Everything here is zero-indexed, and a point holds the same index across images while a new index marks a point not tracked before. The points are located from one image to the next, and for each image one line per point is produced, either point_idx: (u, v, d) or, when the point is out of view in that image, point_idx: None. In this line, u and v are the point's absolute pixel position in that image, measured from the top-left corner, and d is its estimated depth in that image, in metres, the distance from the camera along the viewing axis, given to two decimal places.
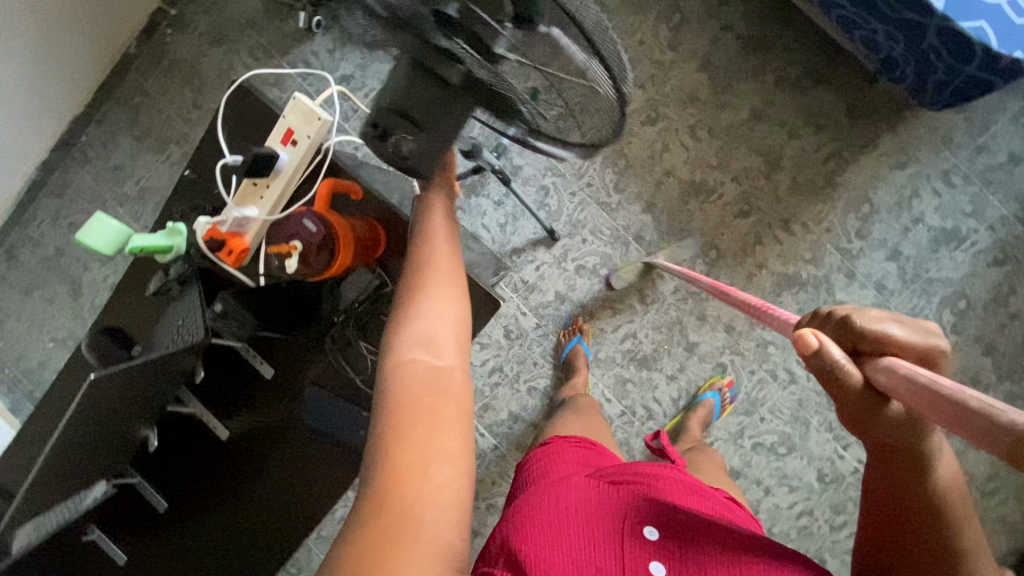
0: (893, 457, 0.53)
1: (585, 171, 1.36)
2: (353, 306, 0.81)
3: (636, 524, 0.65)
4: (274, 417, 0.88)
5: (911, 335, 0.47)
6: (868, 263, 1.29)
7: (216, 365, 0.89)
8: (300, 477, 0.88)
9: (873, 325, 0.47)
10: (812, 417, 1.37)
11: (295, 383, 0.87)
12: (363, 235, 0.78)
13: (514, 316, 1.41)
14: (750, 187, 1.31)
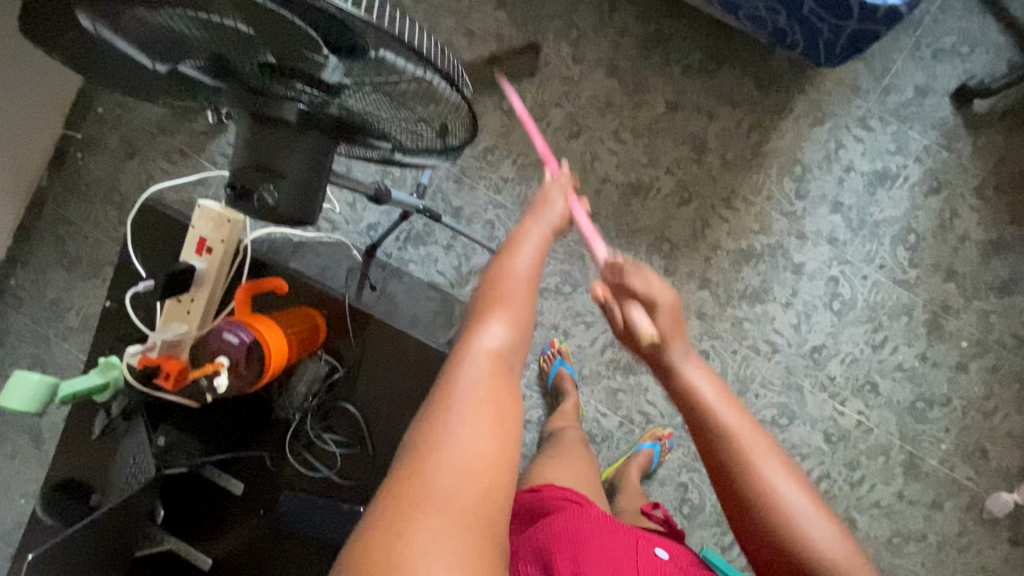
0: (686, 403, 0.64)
1: (524, 197, 1.36)
2: (306, 402, 0.79)
3: (649, 548, 0.65)
4: (252, 533, 0.83)
5: (647, 288, 0.65)
6: (815, 220, 1.32)
7: (183, 491, 0.85)
8: None
9: (621, 272, 0.66)
10: (804, 380, 1.35)
11: (265, 490, 0.83)
12: (297, 330, 0.76)
13: None
14: (685, 175, 1.32)
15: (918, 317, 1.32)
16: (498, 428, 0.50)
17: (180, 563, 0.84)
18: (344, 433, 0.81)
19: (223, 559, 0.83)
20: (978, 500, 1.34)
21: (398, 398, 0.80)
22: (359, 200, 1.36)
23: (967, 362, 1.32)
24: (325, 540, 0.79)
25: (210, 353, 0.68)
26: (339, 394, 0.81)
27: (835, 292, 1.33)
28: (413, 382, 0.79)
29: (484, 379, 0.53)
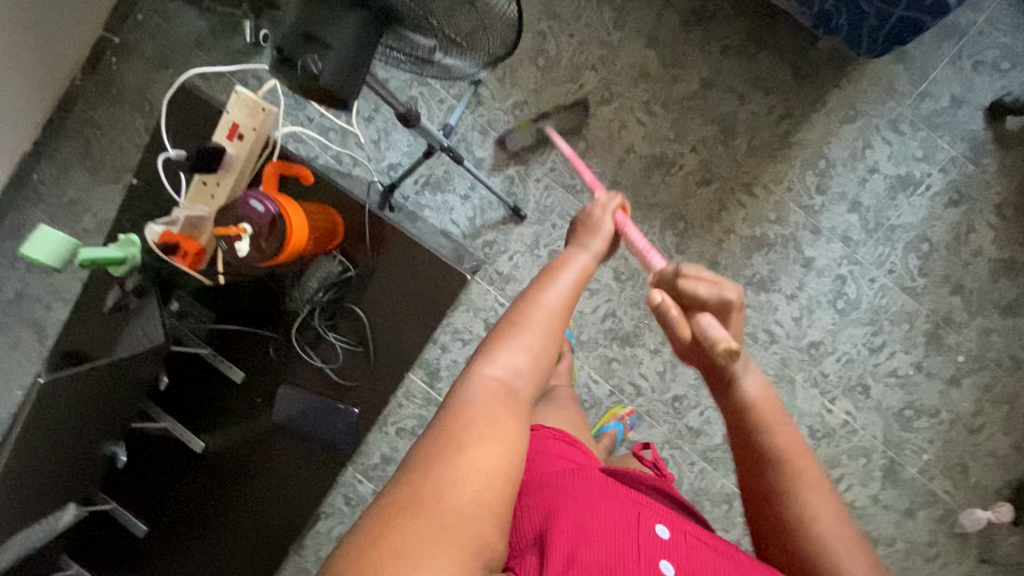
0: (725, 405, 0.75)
1: (546, 156, 1.36)
2: (317, 297, 0.80)
3: (649, 522, 0.68)
4: (247, 425, 0.86)
5: (711, 291, 0.71)
6: (831, 217, 1.32)
7: (180, 374, 0.87)
8: (278, 487, 0.86)
9: (690, 286, 0.72)
10: (797, 373, 1.36)
11: (264, 385, 0.85)
12: (318, 219, 0.77)
13: (494, 308, 1.43)
14: (709, 155, 1.33)
15: (919, 326, 1.33)
16: (504, 437, 0.60)
17: (173, 443, 0.88)
18: (349, 335, 0.81)
19: (216, 445, 0.87)
20: (951, 513, 1.36)
21: (404, 308, 0.81)
22: (384, 139, 1.37)
23: (961, 377, 1.33)
24: (321, 440, 0.83)
25: (235, 217, 0.70)
26: (349, 296, 0.82)
27: (840, 291, 1.33)
28: (420, 293, 0.80)
29: (489, 397, 0.62)
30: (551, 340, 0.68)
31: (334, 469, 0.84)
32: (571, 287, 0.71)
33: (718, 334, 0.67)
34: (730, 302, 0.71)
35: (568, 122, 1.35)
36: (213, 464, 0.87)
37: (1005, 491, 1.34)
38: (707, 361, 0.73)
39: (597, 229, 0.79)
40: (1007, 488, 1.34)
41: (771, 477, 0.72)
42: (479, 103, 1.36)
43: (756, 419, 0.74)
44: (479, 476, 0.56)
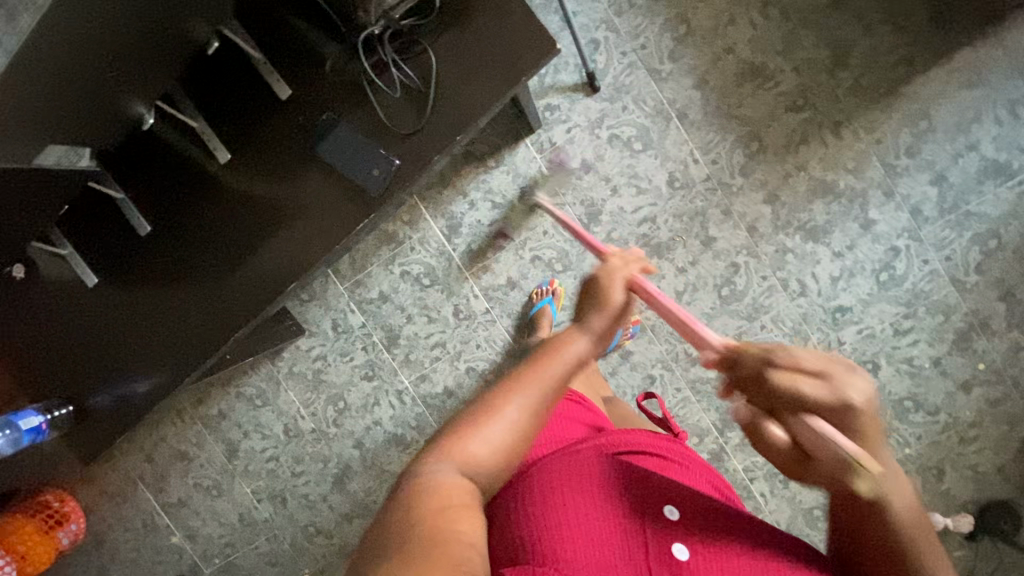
0: (849, 508, 0.57)
1: (641, 31, 1.28)
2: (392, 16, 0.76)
3: (657, 501, 0.60)
4: (283, 146, 0.83)
5: (821, 390, 0.52)
6: (909, 184, 1.25)
7: (221, 72, 0.84)
8: (297, 220, 0.83)
9: (784, 378, 0.52)
10: (813, 333, 1.32)
11: (310, 108, 0.83)
12: None
13: (535, 179, 1.36)
14: (809, 80, 1.25)
15: (953, 322, 1.28)
16: (464, 508, 0.52)
17: (198, 148, 0.85)
18: (412, 72, 0.79)
19: (236, 169, 0.84)
20: None
21: (480, 62, 0.78)
22: None
23: (973, 385, 1.30)
24: (353, 176, 0.80)
25: None
26: (425, 32, 0.79)
27: (889, 264, 1.28)
28: (500, 47, 0.77)
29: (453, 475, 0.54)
30: (529, 420, 0.58)
31: (357, 208, 0.81)
32: (566, 368, 0.60)
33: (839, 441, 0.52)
34: (865, 399, 0.52)
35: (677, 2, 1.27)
36: (228, 193, 0.85)
37: (971, 508, 1.33)
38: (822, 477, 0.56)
39: (608, 305, 0.63)
40: (973, 505, 1.33)
41: (888, 573, 0.57)
42: None
43: (894, 522, 0.56)
44: (444, 526, 0.50)
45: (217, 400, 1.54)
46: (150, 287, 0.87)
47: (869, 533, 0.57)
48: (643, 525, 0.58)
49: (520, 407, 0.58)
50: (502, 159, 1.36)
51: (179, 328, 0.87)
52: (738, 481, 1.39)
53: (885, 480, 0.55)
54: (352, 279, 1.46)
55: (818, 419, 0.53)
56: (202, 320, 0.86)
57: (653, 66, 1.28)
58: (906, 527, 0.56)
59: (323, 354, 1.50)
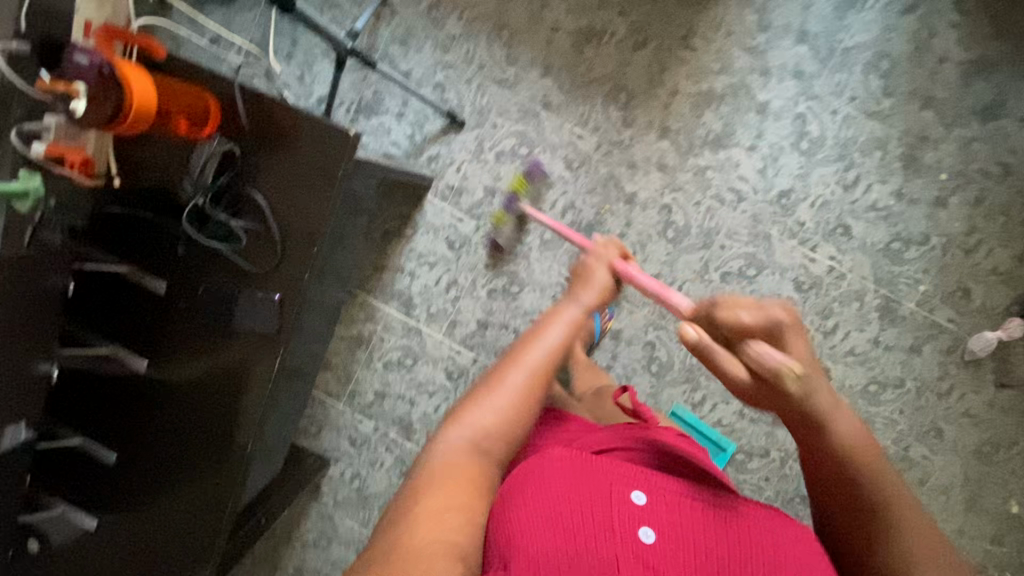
0: (799, 430, 0.74)
1: (473, 55, 1.33)
2: (217, 181, 0.84)
3: (624, 489, 0.69)
4: (183, 332, 0.89)
5: (754, 315, 0.74)
6: (779, 54, 1.25)
7: (101, 295, 0.91)
8: (224, 387, 0.88)
9: (732, 317, 0.75)
10: (772, 228, 1.30)
11: (188, 286, 0.88)
12: (179, 94, 0.81)
13: (452, 225, 1.40)
14: (638, 15, 1.28)
15: (893, 151, 1.25)
16: (466, 481, 0.66)
17: (117, 371, 0.91)
18: (249, 215, 0.83)
19: (154, 367, 0.90)
20: (959, 342, 1.30)
21: (301, 182, 0.81)
22: (306, 71, 1.32)
23: (947, 197, 1.26)
24: (254, 326, 0.85)
25: (70, 77, 0.73)
26: (244, 175, 0.83)
27: (802, 131, 1.26)
28: (309, 157, 0.80)
29: (459, 453, 0.69)
30: (532, 391, 0.76)
31: (267, 352, 0.85)
32: (560, 344, 0.79)
33: (775, 359, 0.71)
34: (795, 328, 0.74)
35: (487, 14, 1.32)
36: (160, 394, 0.90)
37: (1015, 308, 1.27)
38: (771, 394, 0.73)
39: (592, 278, 0.88)
40: (1016, 305, 1.27)
41: (854, 496, 0.72)
42: (395, 14, 1.34)
43: (849, 453, 0.72)
44: (441, 510, 0.62)
45: (290, 558, 1.57)
46: (134, 507, 0.91)
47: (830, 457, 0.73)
48: (612, 507, 0.66)
49: (514, 377, 0.76)
50: (415, 224, 1.41)
51: (173, 528, 0.91)
52: None
53: (829, 415, 0.72)
54: (346, 393, 1.50)
55: (765, 347, 0.72)
56: (191, 513, 0.90)
57: (500, 78, 1.33)
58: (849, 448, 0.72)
59: (356, 473, 1.52)
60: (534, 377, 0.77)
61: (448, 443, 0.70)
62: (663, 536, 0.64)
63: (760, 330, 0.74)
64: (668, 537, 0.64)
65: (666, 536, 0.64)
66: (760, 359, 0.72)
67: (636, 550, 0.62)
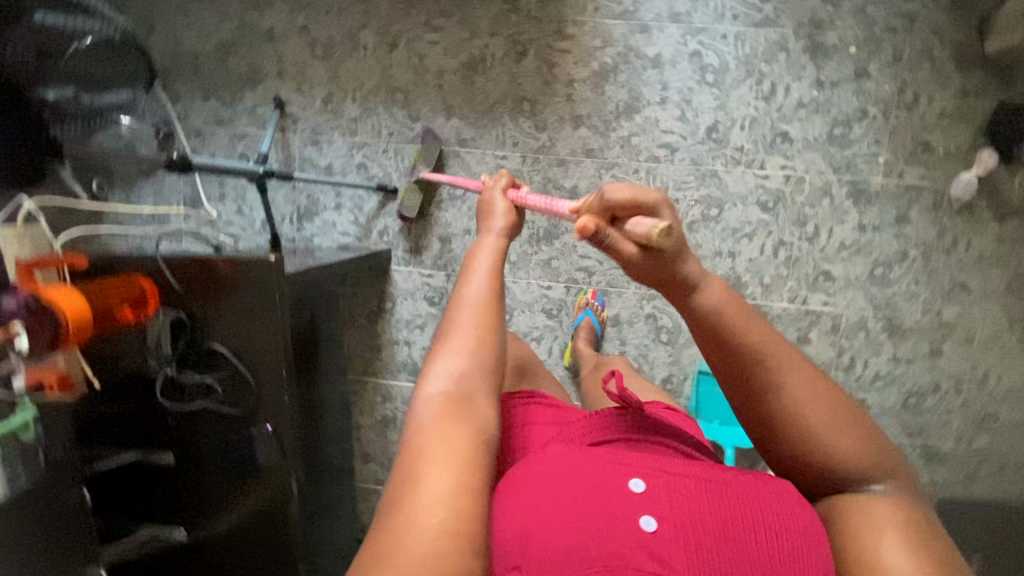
0: (705, 331, 0.61)
1: (379, 126, 1.37)
2: (175, 351, 0.94)
3: (622, 476, 0.59)
4: (205, 486, 1.01)
5: (642, 197, 0.63)
6: (650, 7, 1.27)
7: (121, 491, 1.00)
8: (260, 514, 1.01)
9: (618, 194, 0.64)
10: (715, 164, 1.30)
11: (190, 448, 1.00)
12: (108, 291, 0.91)
13: (424, 284, 1.42)
14: (509, 29, 1.31)
15: (796, 47, 1.26)
16: (452, 445, 0.55)
17: (162, 545, 1.02)
18: (216, 369, 0.95)
19: (192, 531, 1.02)
20: (941, 195, 1.28)
21: (246, 317, 0.93)
22: (242, 204, 1.42)
23: (866, 67, 1.25)
24: (260, 458, 0.98)
25: (3, 321, 0.79)
26: (202, 333, 0.94)
27: (703, 65, 1.28)
28: (250, 304, 0.92)
29: (440, 418, 0.57)
30: (487, 324, 0.64)
31: (281, 473, 0.98)
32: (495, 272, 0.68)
33: (664, 224, 0.60)
34: (658, 198, 0.64)
35: (376, 86, 1.36)
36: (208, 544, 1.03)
37: (981, 140, 1.25)
38: (660, 272, 0.62)
39: (497, 206, 0.79)
40: (980, 137, 1.25)
41: (758, 395, 0.60)
42: (296, 120, 1.39)
43: (765, 351, 0.59)
44: (429, 500, 0.51)
45: None
46: None
47: (752, 348, 0.59)
48: (613, 506, 0.56)
49: (464, 312, 0.64)
50: (392, 297, 1.44)
51: None
52: (794, 312, 1.35)
53: (732, 309, 0.61)
54: None
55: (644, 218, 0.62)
56: None
57: (412, 136, 1.37)
58: (764, 346, 0.59)
59: None
60: (485, 309, 0.64)
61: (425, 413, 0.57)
62: (668, 525, 0.55)
63: (624, 206, 0.64)
64: (672, 523, 0.55)
65: (678, 526, 0.55)
66: (633, 231, 0.62)
67: (638, 545, 0.54)
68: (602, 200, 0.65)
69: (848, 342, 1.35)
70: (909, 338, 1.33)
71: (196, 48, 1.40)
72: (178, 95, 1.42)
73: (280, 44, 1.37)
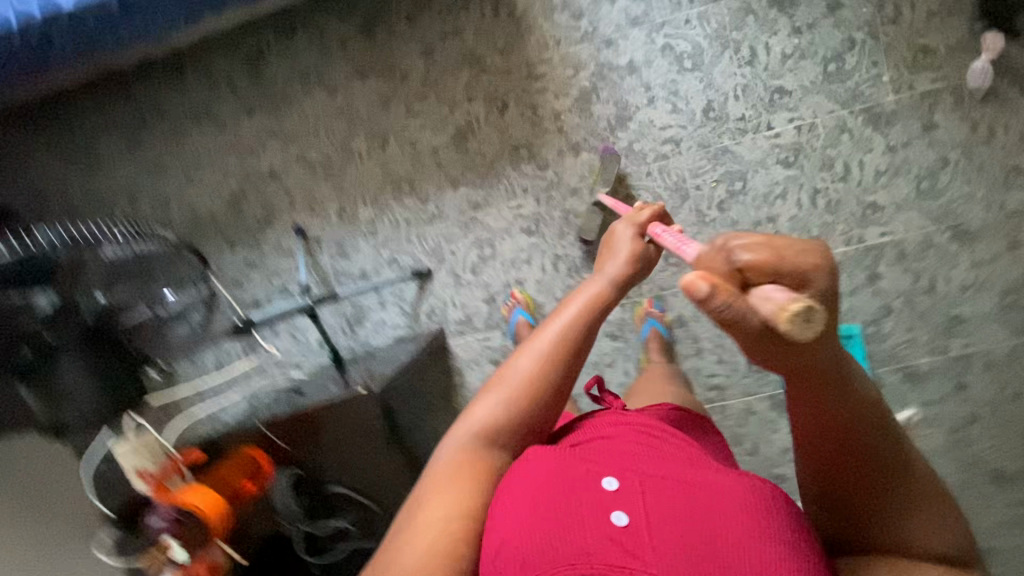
0: (815, 382, 0.50)
1: (395, 218, 1.42)
2: (302, 500, 1.19)
3: (597, 476, 0.62)
4: None
5: (798, 260, 0.45)
6: (608, 21, 1.29)
7: None
8: None
9: (749, 253, 0.46)
10: (723, 140, 1.30)
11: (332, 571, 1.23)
12: (232, 474, 1.12)
13: (485, 348, 1.41)
14: (484, 88, 1.34)
15: (760, 6, 1.26)
16: (464, 482, 0.65)
17: None
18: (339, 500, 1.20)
19: None
20: (960, 90, 1.24)
21: (356, 448, 1.15)
22: (296, 332, 1.46)
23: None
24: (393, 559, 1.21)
25: (176, 530, 1.08)
26: (319, 476, 1.18)
27: (677, 55, 1.28)
28: (353, 439, 1.13)
29: (466, 449, 0.68)
30: (533, 374, 0.71)
31: None
32: (575, 323, 0.73)
33: (812, 309, 0.43)
34: (828, 271, 0.46)
35: (381, 183, 1.41)
36: None
37: (978, 25, 1.22)
38: (782, 357, 0.47)
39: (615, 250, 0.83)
40: (975, 22, 1.22)
41: (866, 470, 0.54)
42: (319, 239, 1.45)
43: (872, 422, 0.53)
44: (433, 514, 0.61)
45: None
46: None
47: (846, 412, 0.52)
48: (590, 505, 0.58)
49: (523, 364, 0.71)
50: (459, 371, 1.43)
51: None
52: (855, 252, 1.31)
53: (855, 379, 0.51)
54: None
55: (781, 287, 0.45)
56: None
57: (428, 217, 1.41)
58: (874, 415, 0.53)
59: None
60: (540, 362, 0.71)
61: (460, 442, 0.69)
62: (638, 520, 0.56)
63: (785, 275, 0.45)
64: (649, 519, 0.56)
65: (649, 521, 0.56)
66: (763, 307, 0.44)
67: (608, 536, 0.55)
68: (729, 256, 0.47)
69: (921, 264, 1.30)
70: (983, 239, 1.27)
71: (210, 208, 1.48)
72: (208, 255, 1.49)
73: (282, 177, 1.44)
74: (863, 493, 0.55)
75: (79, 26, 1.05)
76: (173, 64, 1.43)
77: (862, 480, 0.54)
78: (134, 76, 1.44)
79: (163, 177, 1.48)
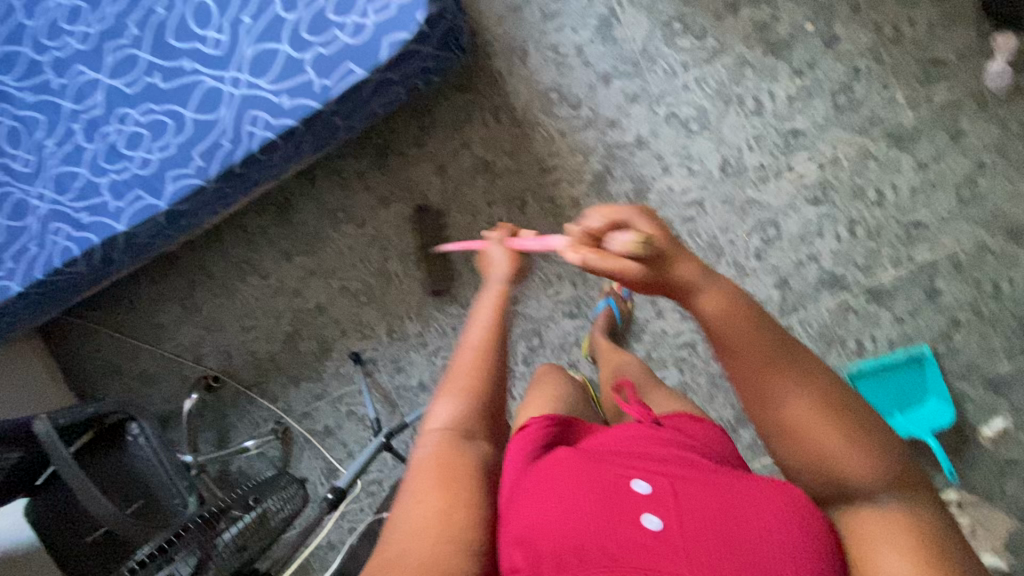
0: (716, 331, 0.61)
1: (441, 327, 1.46)
2: None
3: (628, 479, 0.61)
4: None
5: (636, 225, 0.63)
6: (608, 103, 1.32)
7: None
8: None
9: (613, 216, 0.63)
10: (748, 191, 1.29)
11: None
12: None
13: None
14: (501, 190, 1.38)
15: (756, 58, 1.26)
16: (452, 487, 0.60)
17: None
18: None
19: None
20: (980, 94, 1.21)
21: None
22: None
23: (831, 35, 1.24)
24: None
25: None
26: None
27: (683, 120, 1.29)
28: None
29: (440, 444, 0.65)
30: (483, 361, 0.71)
31: None
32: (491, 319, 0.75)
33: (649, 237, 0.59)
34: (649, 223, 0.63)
35: (422, 297, 1.46)
36: None
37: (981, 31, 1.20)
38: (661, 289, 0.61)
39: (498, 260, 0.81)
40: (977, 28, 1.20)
41: (780, 403, 0.60)
42: (374, 360, 1.50)
43: (769, 356, 0.60)
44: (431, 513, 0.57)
45: None
46: None
47: (749, 341, 0.61)
48: (621, 508, 0.57)
49: (466, 355, 0.72)
50: None
51: None
52: (906, 273, 1.28)
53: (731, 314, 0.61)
54: None
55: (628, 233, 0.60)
56: None
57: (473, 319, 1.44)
58: (774, 356, 0.61)
59: None
60: (482, 353, 0.72)
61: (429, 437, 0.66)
62: (673, 525, 0.55)
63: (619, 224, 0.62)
64: (680, 521, 0.56)
65: (682, 520, 0.56)
66: (617, 245, 0.59)
67: (640, 539, 0.54)
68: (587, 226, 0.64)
69: (980, 271, 1.25)
70: None
71: (267, 350, 1.55)
72: (275, 395, 1.55)
73: (328, 309, 1.50)
74: (791, 432, 0.60)
75: (131, 246, 1.11)
76: (212, 233, 1.52)
77: (785, 423, 0.60)
78: (180, 251, 1.54)
79: (222, 332, 1.55)
